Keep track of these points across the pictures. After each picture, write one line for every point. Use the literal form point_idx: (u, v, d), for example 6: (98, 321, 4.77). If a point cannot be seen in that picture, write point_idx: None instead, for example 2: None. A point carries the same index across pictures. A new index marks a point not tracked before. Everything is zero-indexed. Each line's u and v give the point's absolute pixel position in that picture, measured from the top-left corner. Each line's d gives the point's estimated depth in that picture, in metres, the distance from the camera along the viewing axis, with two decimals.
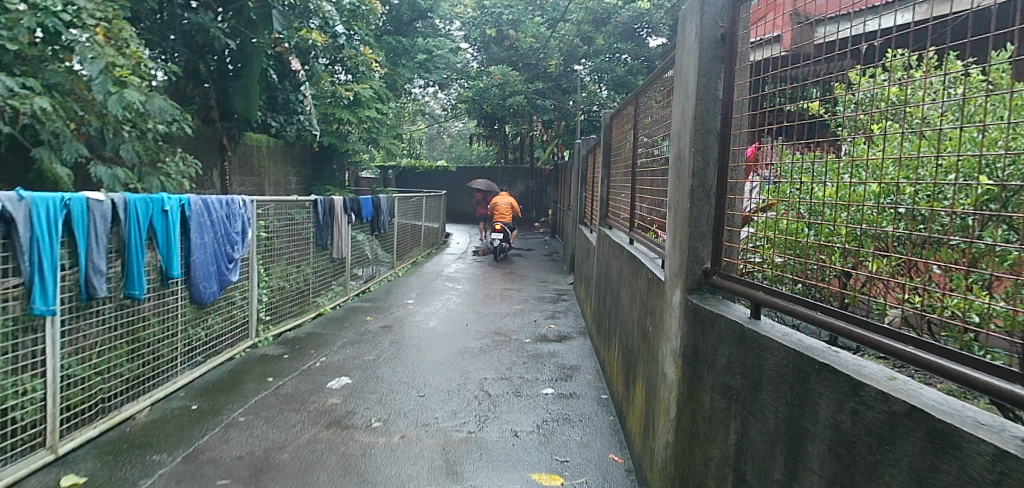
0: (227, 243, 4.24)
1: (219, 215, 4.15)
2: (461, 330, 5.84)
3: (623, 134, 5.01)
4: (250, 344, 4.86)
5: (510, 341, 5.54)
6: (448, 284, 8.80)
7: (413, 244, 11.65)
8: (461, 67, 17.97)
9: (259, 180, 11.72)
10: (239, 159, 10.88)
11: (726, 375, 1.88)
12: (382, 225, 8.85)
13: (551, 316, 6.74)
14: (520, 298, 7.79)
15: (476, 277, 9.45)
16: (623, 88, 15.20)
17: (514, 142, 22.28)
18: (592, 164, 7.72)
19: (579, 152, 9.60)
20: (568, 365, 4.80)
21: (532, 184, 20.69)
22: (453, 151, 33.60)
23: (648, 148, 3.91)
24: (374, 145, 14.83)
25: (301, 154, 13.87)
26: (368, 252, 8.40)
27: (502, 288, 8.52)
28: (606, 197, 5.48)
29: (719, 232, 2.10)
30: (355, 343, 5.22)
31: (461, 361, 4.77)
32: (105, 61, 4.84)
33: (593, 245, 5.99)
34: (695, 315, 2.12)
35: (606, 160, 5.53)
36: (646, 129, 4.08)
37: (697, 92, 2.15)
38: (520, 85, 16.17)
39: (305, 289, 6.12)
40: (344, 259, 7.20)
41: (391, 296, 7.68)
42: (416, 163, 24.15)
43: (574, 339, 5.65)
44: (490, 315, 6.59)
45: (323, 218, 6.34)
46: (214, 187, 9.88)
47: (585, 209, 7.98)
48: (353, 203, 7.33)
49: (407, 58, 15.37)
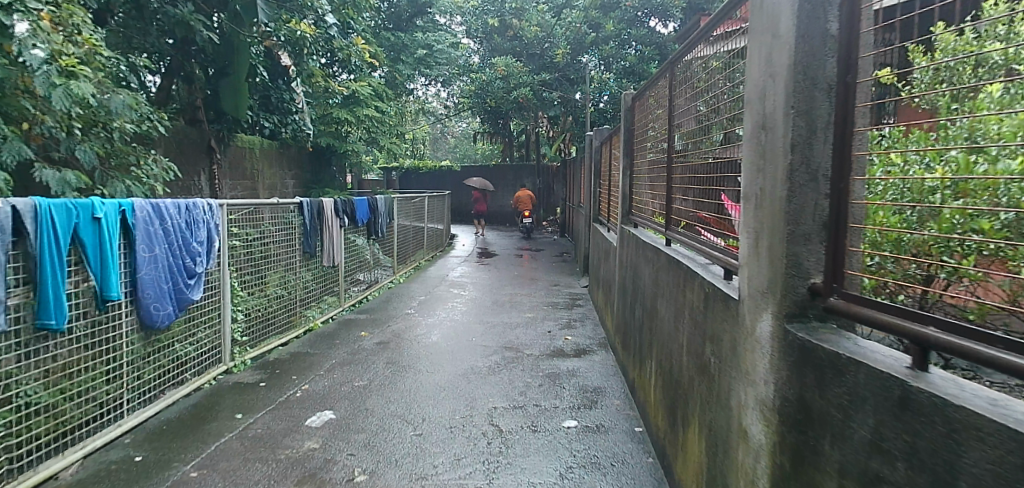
0: (186, 254, 3.56)
1: (177, 222, 3.50)
2: (466, 345, 5.15)
3: (647, 118, 4.34)
4: (223, 370, 4.21)
5: (523, 357, 4.86)
6: (452, 290, 8.11)
7: (416, 247, 10.98)
8: (463, 62, 17.33)
9: (252, 184, 11.08)
10: (229, 161, 10.24)
11: (871, 457, 1.20)
12: (381, 228, 8.16)
13: (567, 325, 6.05)
14: (530, 305, 7.08)
15: (483, 281, 8.78)
16: (633, 76, 14.52)
17: (519, 140, 21.56)
18: (607, 156, 7.04)
19: (590, 145, 8.90)
20: (591, 386, 4.10)
21: (539, 182, 19.98)
22: (456, 152, 32.84)
23: (686, 130, 3.21)
24: (374, 146, 14.17)
25: (296, 156, 13.19)
26: (364, 259, 7.71)
27: (511, 293, 7.84)
28: (629, 192, 4.79)
29: (840, 232, 1.40)
30: (345, 364, 4.55)
31: (466, 385, 4.09)
32: (49, 49, 4.19)
33: (614, 245, 5.30)
34: (804, 358, 1.43)
35: (627, 150, 4.83)
36: (679, 109, 3.40)
37: (796, 27, 1.44)
38: (524, 76, 15.55)
39: (292, 303, 5.45)
40: (337, 266, 6.52)
41: (390, 306, 7.01)
42: (419, 164, 23.51)
43: (594, 354, 4.96)
44: (499, 326, 5.91)
45: (311, 222, 5.67)
46: (201, 192, 9.24)
47: (601, 205, 7.30)
48: (347, 205, 6.66)
49: (407, 54, 14.73)
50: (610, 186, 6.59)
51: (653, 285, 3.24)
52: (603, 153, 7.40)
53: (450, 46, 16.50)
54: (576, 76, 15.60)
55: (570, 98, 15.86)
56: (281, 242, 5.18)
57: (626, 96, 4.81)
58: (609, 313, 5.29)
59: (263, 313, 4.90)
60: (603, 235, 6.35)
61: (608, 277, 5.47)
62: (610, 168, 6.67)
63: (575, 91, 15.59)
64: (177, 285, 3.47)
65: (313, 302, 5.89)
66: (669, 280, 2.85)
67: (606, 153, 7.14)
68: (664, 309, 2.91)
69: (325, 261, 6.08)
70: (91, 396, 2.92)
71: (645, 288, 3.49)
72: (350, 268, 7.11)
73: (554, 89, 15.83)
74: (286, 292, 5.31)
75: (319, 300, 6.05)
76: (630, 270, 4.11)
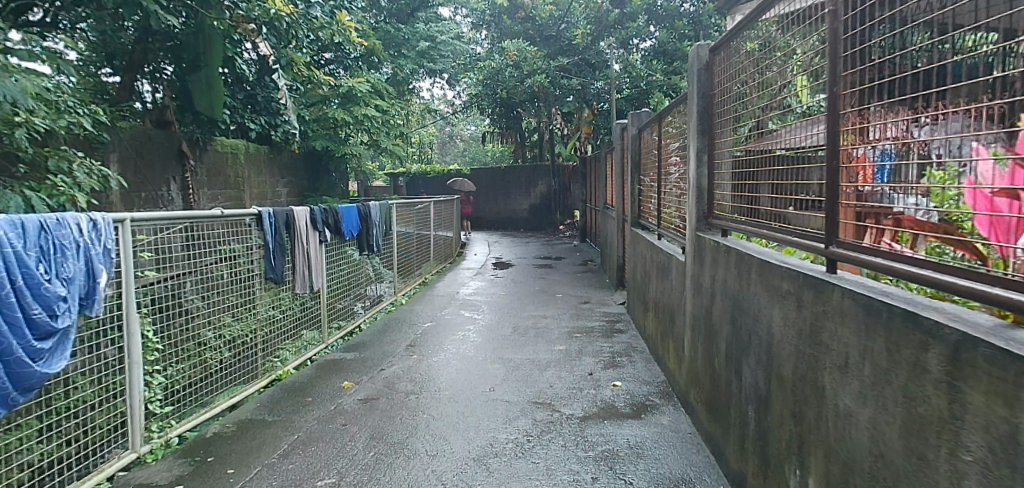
0: (38, 300, 2.27)
1: (18, 250, 2.21)
2: (481, 401, 3.79)
3: (735, 78, 2.97)
4: (130, 461, 2.90)
5: (561, 420, 3.50)
6: (463, 313, 6.74)
7: (421, 260, 9.68)
8: (470, 54, 16.13)
9: (237, 193, 9.82)
10: (211, 168, 8.99)
11: None
12: (378, 241, 6.79)
13: (612, 363, 4.65)
14: (560, 333, 5.71)
15: (499, 301, 7.43)
16: (665, 57, 13.36)
17: (532, 139, 20.19)
18: (652, 144, 5.70)
19: (621, 134, 7.53)
20: (673, 480, 2.72)
21: (555, 183, 18.60)
22: (465, 154, 31.41)
23: (846, 81, 1.85)
24: (376, 148, 12.90)
25: (289, 161, 11.92)
26: (356, 280, 6.35)
27: (534, 316, 6.48)
28: (706, 185, 3.34)
29: None
30: (309, 444, 3.18)
31: (482, 482, 2.72)
32: None
33: (679, 257, 3.92)
34: None
35: (696, 128, 3.40)
36: (817, 50, 2.06)
37: None
38: (540, 62, 14.24)
39: (250, 347, 4.12)
40: (320, 291, 5.18)
41: (386, 337, 5.66)
42: (427, 169, 22.25)
43: (659, 412, 3.58)
44: (524, 368, 4.54)
45: (274, 239, 4.29)
46: (173, 203, 7.98)
47: (644, 206, 6.01)
48: (329, 213, 5.26)
49: (408, 47, 13.60)
50: (664, 181, 5.20)
51: (810, 348, 1.85)
52: (644, 142, 6.07)
53: (456, 36, 15.28)
54: (598, 62, 14.23)
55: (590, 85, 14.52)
56: (227, 269, 3.87)
57: (695, 52, 3.39)
58: (677, 354, 3.87)
59: (199, 363, 3.59)
60: (655, 245, 4.95)
61: (670, 301, 4.09)
62: (662, 160, 5.30)
63: (596, 77, 14.25)
64: (14, 343, 2.16)
65: (282, 341, 4.56)
66: (875, 353, 1.47)
67: (650, 141, 5.80)
68: (862, 408, 1.53)
69: (298, 288, 4.69)
70: (17, 463, 2.48)
71: (777, 344, 2.12)
72: (338, 291, 5.74)
73: (572, 75, 14.47)
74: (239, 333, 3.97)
75: (292, 338, 4.71)
76: (726, 302, 2.74)
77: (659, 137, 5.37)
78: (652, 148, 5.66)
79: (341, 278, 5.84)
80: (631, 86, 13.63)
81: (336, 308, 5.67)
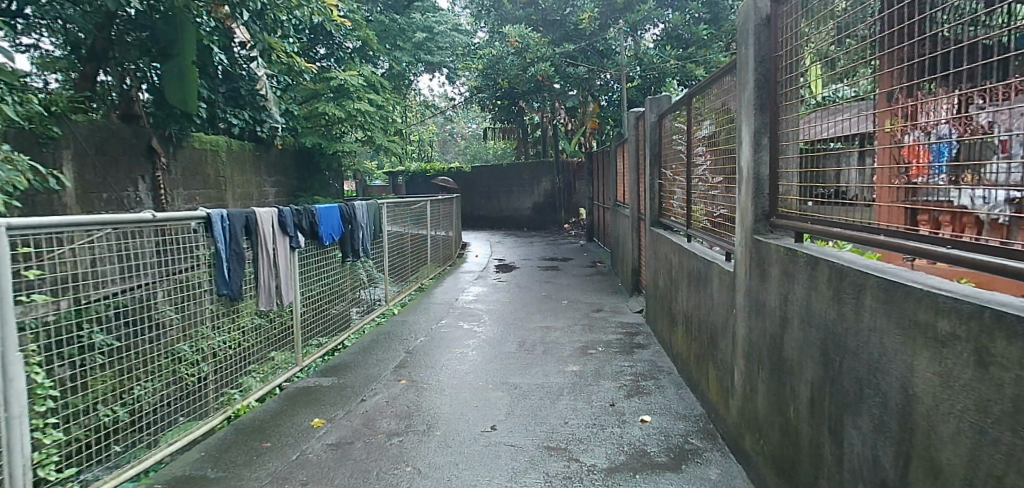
0: None
1: None
2: (481, 446, 3.06)
3: (812, 33, 2.22)
4: None
5: (580, 475, 2.74)
6: (462, 325, 6.01)
7: (417, 263, 8.96)
8: (468, 44, 15.46)
9: (217, 193, 9.09)
10: (188, 166, 8.30)
11: None
12: (367, 243, 6.08)
13: (637, 390, 3.92)
14: (572, 349, 4.98)
15: (502, 310, 6.69)
16: (679, 42, 12.73)
17: (535, 135, 19.49)
18: (676, 133, 4.99)
19: (636, 124, 6.83)
20: None
21: (559, 181, 17.85)
22: (465, 151, 30.68)
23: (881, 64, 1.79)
24: (371, 145, 12.23)
25: (278, 159, 11.23)
26: (340, 290, 5.63)
27: (542, 328, 5.75)
28: (760, 175, 2.58)
29: None
30: None
31: None
32: None
33: (723, 265, 3.19)
34: None
35: (749, 102, 2.65)
36: None
37: None
38: (544, 49, 13.53)
39: (209, 375, 3.45)
40: (293, 305, 4.46)
41: (371, 356, 4.92)
42: (427, 166, 21.51)
43: (705, 465, 2.82)
44: (533, 397, 3.83)
45: (231, 247, 3.56)
46: (143, 205, 7.28)
47: (665, 203, 5.34)
48: (305, 213, 4.55)
49: (404, 38, 12.98)
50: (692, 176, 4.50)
51: None
52: (665, 131, 5.37)
53: (455, 27, 14.61)
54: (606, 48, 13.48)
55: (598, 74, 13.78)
56: (187, 277, 3.30)
57: (752, 4, 2.62)
58: (721, 385, 3.15)
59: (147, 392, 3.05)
60: (683, 249, 4.22)
61: (710, 319, 3.35)
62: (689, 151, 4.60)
63: (603, 65, 13.50)
64: None
65: (245, 366, 3.85)
66: None
67: (673, 130, 5.10)
68: None
69: (263, 305, 3.95)
70: None
71: (929, 413, 1.39)
72: (318, 303, 5.03)
73: (579, 63, 13.74)
74: (205, 356, 3.42)
75: (254, 363, 3.98)
76: (814, 335, 2.00)
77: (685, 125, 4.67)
78: (677, 138, 4.96)
79: (322, 288, 5.12)
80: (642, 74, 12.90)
81: (315, 323, 4.95)
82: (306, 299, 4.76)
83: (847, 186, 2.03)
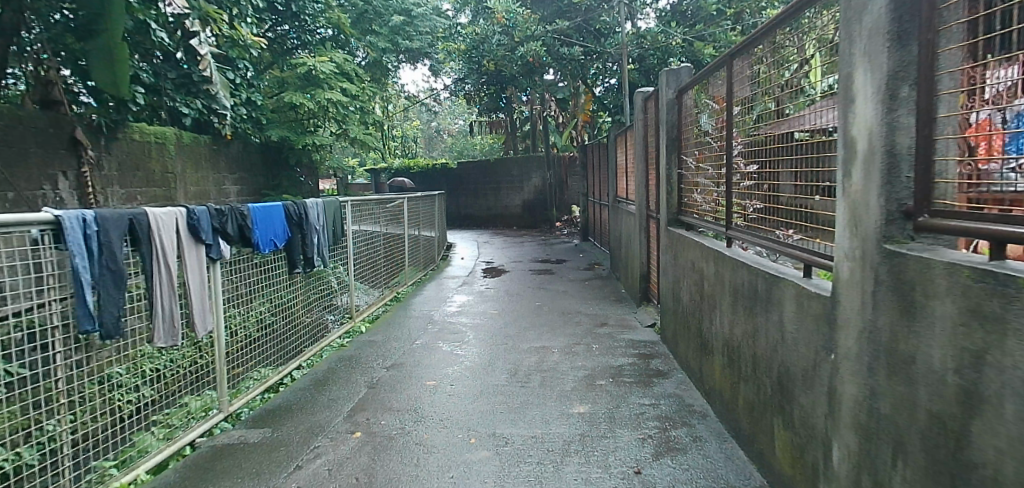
0: None
1: None
2: None
3: None
4: None
5: None
6: (440, 345, 5.04)
7: (393, 269, 7.94)
8: (449, 26, 14.46)
9: (162, 190, 7.97)
10: (126, 160, 7.24)
11: None
12: (327, 250, 5.01)
13: (666, 447, 2.93)
14: (574, 380, 3.98)
15: (489, 325, 5.71)
16: (679, 19, 11.92)
17: (525, 128, 18.47)
18: (702, 113, 4.09)
19: (643, 106, 5.90)
20: None
21: (550, 177, 16.83)
22: (451, 148, 29.43)
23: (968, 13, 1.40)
24: (345, 138, 11.24)
25: (241, 154, 10.15)
26: (292, 306, 4.59)
27: (536, 350, 4.76)
28: (894, 146, 1.61)
29: None
30: None
31: None
32: None
33: (815, 287, 2.14)
34: None
35: (873, 31, 1.67)
36: None
37: None
38: (533, 27, 12.58)
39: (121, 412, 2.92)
40: (215, 334, 3.41)
41: (323, 394, 3.89)
42: (409, 164, 20.38)
43: None
44: (526, 459, 2.84)
45: (104, 260, 2.51)
46: (64, 206, 6.19)
47: (687, 199, 4.45)
48: (231, 214, 3.49)
49: (381, 22, 12.07)
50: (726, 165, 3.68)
51: None
52: (684, 111, 4.46)
53: (433, 9, 13.63)
54: (604, 26, 12.54)
55: (596, 54, 12.78)
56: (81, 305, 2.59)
57: None
58: (801, 457, 2.19)
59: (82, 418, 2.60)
60: (721, 255, 3.22)
61: (779, 361, 2.37)
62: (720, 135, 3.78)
63: (601, 45, 12.53)
64: None
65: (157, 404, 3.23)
66: None
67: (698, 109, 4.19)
68: None
69: (161, 342, 2.90)
70: None
71: None
72: (257, 328, 3.98)
73: (574, 43, 12.72)
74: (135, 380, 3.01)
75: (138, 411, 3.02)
76: None
77: (715, 104, 3.81)
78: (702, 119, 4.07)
79: (262, 308, 4.07)
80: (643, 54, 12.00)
81: (248, 353, 3.89)
82: (233, 324, 3.70)
83: (942, 162, 1.51)
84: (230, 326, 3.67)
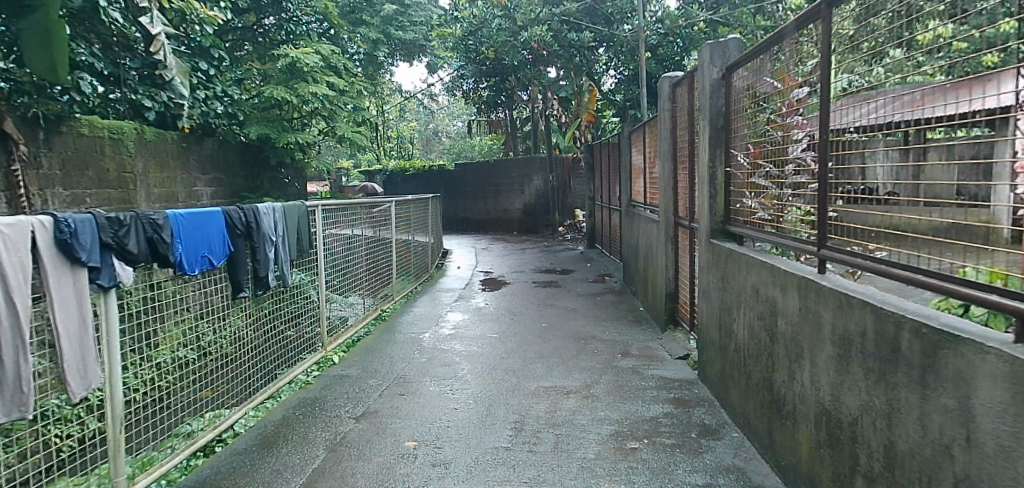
0: None
1: None
2: None
3: None
4: None
5: None
6: (428, 383, 4.09)
7: (380, 283, 7.02)
8: (447, 16, 13.59)
9: (117, 191, 7.00)
10: (72, 157, 6.29)
11: None
12: (289, 266, 4.05)
13: None
14: (598, 443, 3.05)
15: (487, 354, 4.77)
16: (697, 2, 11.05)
17: (525, 128, 17.52)
18: (762, 95, 3.21)
19: (672, 92, 4.97)
20: None
21: (552, 179, 15.90)
22: (448, 150, 28.21)
23: None
24: (331, 135, 10.32)
25: (215, 152, 9.19)
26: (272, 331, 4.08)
27: (545, 391, 3.82)
28: None
29: None
30: None
31: None
32: None
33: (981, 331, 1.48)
34: None
35: None
36: None
37: None
38: (537, 10, 11.86)
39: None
40: (107, 391, 2.45)
41: (266, 462, 2.94)
42: (404, 165, 19.46)
43: None
44: None
45: None
46: None
47: (741, 207, 3.52)
48: (134, 224, 2.54)
49: (373, 9, 11.20)
50: (796, 161, 2.88)
51: None
52: (734, 94, 3.57)
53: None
54: (616, 11, 11.78)
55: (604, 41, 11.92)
56: None
57: None
58: None
59: None
60: (808, 280, 2.33)
61: (964, 473, 1.47)
62: (788, 124, 2.98)
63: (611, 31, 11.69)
64: None
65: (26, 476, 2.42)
66: None
67: (759, 92, 3.28)
68: None
69: None
70: None
71: None
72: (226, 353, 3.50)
73: (583, 28, 12.11)
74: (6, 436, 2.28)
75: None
76: None
77: (781, 83, 2.98)
78: (755, 110, 3.29)
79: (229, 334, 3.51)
80: (659, 41, 11.14)
81: (220, 375, 3.50)
82: (194, 343, 3.29)
83: None
84: (192, 347, 3.28)
